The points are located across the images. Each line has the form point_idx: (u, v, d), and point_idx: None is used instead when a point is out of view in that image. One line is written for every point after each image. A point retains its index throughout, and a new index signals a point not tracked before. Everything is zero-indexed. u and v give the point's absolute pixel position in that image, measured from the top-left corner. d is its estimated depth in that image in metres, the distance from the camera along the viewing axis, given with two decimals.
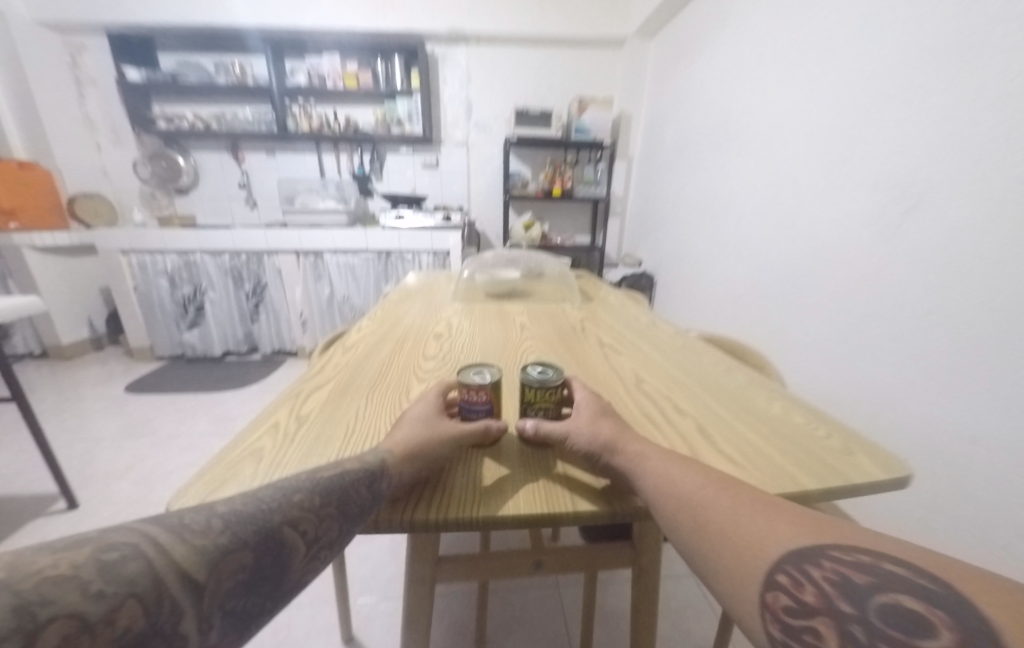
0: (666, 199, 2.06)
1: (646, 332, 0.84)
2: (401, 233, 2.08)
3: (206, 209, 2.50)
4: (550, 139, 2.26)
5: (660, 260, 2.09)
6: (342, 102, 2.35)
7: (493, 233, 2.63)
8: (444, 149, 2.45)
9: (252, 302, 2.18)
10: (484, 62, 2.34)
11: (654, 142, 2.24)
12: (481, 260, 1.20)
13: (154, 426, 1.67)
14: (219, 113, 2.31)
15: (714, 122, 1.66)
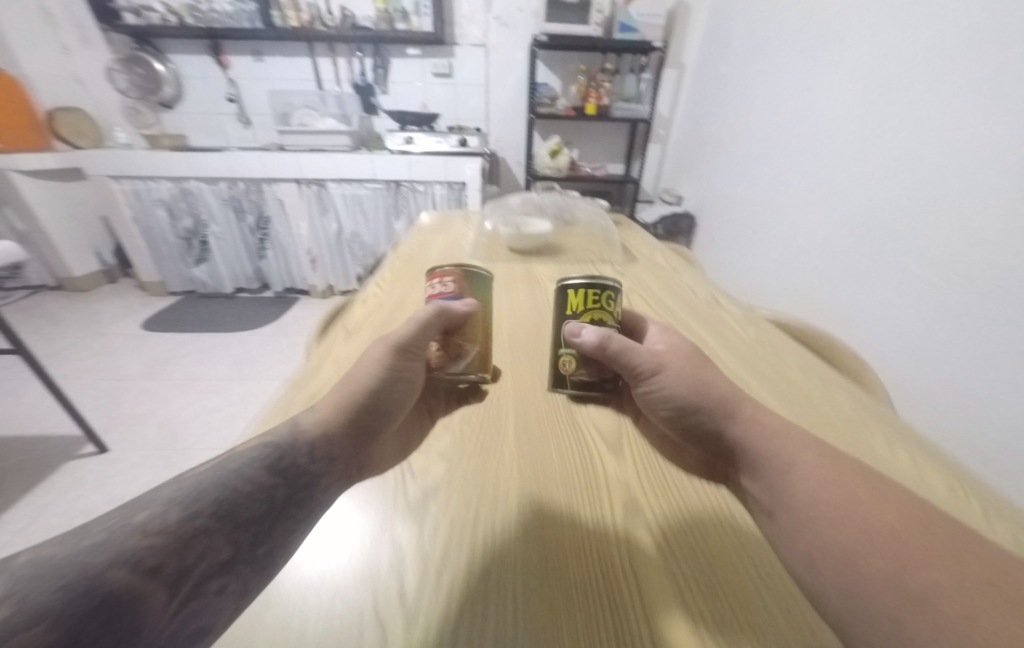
0: (723, 120, 1.72)
1: (705, 310, 0.68)
2: (413, 160, 1.83)
3: (197, 127, 2.25)
4: (586, 39, 1.85)
5: (705, 198, 1.82)
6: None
7: (515, 160, 2.33)
8: (458, 51, 2.05)
9: (257, 237, 2.04)
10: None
11: (717, 41, 1.81)
12: (504, 206, 1.02)
13: (172, 366, 1.66)
14: (191, 3, 1.94)
15: (804, 13, 1.28)
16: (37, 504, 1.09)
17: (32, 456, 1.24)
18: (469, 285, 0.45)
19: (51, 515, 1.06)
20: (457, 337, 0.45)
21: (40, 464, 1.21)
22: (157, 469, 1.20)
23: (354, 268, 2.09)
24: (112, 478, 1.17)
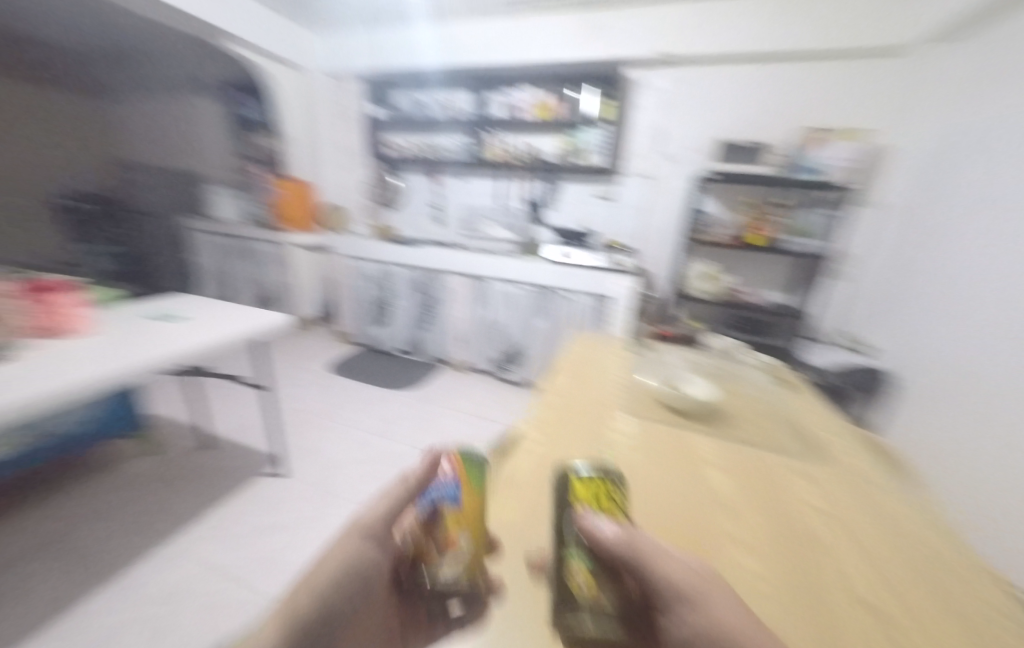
0: (937, 270, 1.48)
1: (926, 544, 0.52)
2: (569, 272, 2.00)
3: (406, 222, 2.93)
4: (762, 175, 1.85)
5: (908, 353, 1.53)
6: (528, 130, 2.34)
7: (663, 276, 2.36)
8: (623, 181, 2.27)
9: (425, 313, 2.45)
10: (689, 86, 2.06)
11: (933, 187, 1.62)
12: (658, 361, 1.04)
13: (341, 409, 1.92)
14: (427, 142, 2.64)
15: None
16: (231, 507, 1.24)
17: (236, 462, 1.43)
18: (465, 467, 0.43)
19: (237, 523, 1.19)
20: (438, 531, 0.42)
21: (240, 471, 1.39)
22: (317, 507, 1.28)
23: (493, 352, 2.31)
24: (286, 503, 1.28)
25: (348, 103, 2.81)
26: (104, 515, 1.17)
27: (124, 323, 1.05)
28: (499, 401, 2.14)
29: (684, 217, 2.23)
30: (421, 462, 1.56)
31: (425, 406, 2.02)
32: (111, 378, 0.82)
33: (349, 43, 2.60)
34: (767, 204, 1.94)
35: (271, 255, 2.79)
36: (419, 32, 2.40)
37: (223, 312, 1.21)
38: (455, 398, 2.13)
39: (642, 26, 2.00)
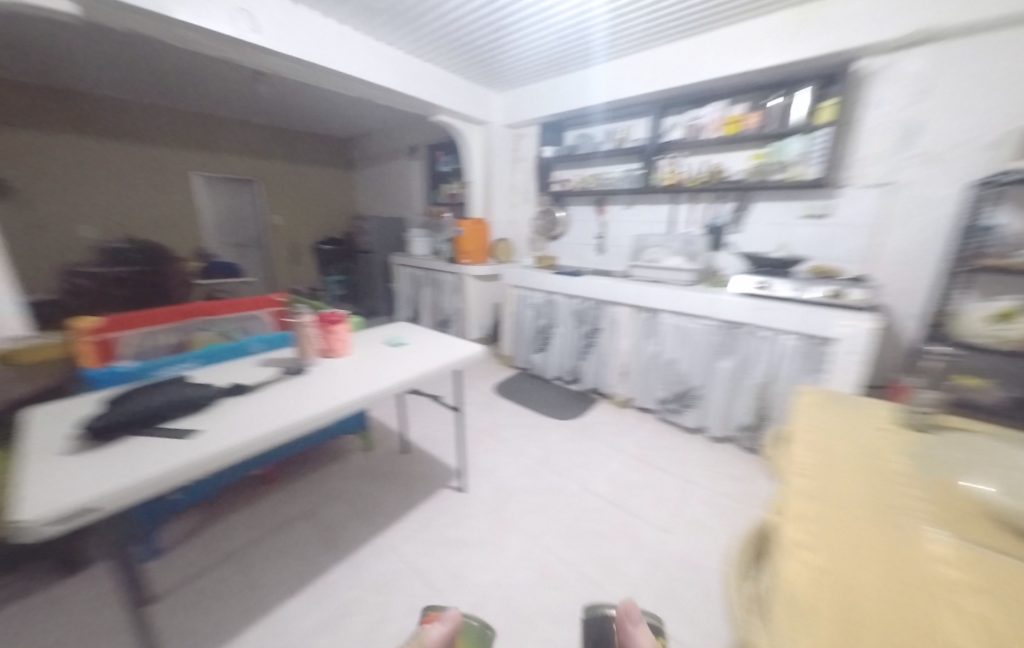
0: None
1: None
2: (765, 306, 1.70)
3: (568, 253, 3.01)
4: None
5: None
6: (726, 147, 2.13)
7: (907, 312, 1.79)
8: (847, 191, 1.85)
9: (586, 343, 2.42)
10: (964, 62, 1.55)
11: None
12: (985, 452, 0.75)
13: (507, 432, 2.02)
14: (597, 174, 2.68)
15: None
16: (423, 514, 1.40)
17: (425, 471, 1.62)
18: None
19: (428, 530, 1.33)
20: None
21: (429, 480, 1.57)
22: (491, 529, 1.35)
23: (661, 391, 2.12)
24: (466, 520, 1.38)
25: (524, 148, 3.10)
26: (339, 499, 1.44)
27: (369, 347, 1.32)
28: (667, 450, 1.92)
29: (952, 235, 1.66)
30: (588, 506, 1.49)
31: (587, 442, 1.95)
32: (370, 395, 1.01)
33: (526, 94, 2.83)
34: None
35: (452, 284, 3.22)
36: (591, 72, 2.44)
37: (432, 343, 1.41)
38: (617, 438, 2.01)
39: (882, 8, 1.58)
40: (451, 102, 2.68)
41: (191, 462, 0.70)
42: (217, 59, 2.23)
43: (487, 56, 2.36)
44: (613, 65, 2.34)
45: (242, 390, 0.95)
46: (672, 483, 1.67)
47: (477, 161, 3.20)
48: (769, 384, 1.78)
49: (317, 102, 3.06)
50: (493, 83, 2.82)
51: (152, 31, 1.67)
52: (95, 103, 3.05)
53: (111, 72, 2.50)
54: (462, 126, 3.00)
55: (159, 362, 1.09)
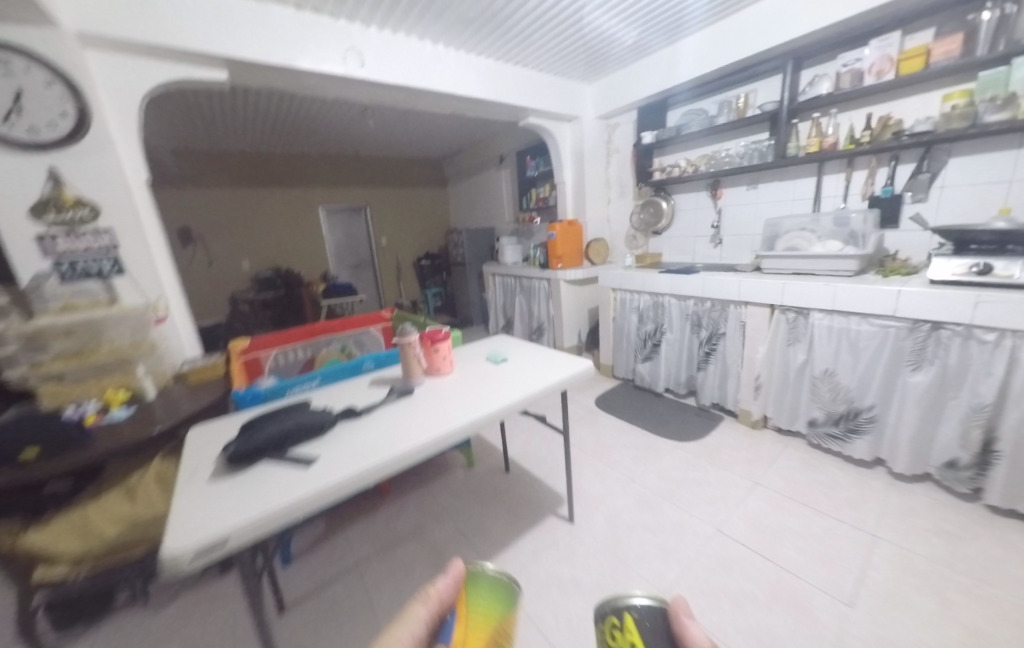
0: None
1: None
2: (984, 298, 1.26)
3: (674, 247, 2.69)
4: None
5: None
6: (920, 91, 1.66)
7: None
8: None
9: (704, 350, 2.10)
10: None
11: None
12: None
13: (615, 452, 1.82)
14: (709, 154, 2.34)
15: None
16: (531, 545, 1.29)
17: (529, 495, 1.51)
18: None
19: (539, 566, 1.21)
20: None
21: (534, 506, 1.45)
22: (610, 572, 1.18)
23: (815, 410, 1.73)
24: (579, 557, 1.23)
25: (619, 138, 2.88)
26: (444, 519, 1.40)
27: (471, 365, 1.26)
28: (827, 487, 1.53)
29: None
30: (729, 556, 1.22)
31: (714, 471, 1.65)
32: (474, 422, 0.93)
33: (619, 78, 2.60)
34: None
35: (545, 290, 3.10)
36: (696, 39, 2.12)
37: (533, 359, 1.30)
38: (754, 466, 1.66)
39: None
40: (541, 102, 2.59)
41: (304, 496, 0.68)
42: (333, 101, 2.47)
43: (580, 45, 2.21)
44: (726, 24, 1.99)
45: (354, 413, 0.94)
46: (842, 532, 1.30)
47: (567, 160, 3.06)
48: (999, 406, 1.30)
49: (415, 126, 3.24)
50: (584, 75, 2.66)
51: (284, 83, 1.89)
52: (248, 156, 3.67)
53: (261, 128, 2.96)
54: (552, 126, 2.88)
55: (288, 384, 1.14)
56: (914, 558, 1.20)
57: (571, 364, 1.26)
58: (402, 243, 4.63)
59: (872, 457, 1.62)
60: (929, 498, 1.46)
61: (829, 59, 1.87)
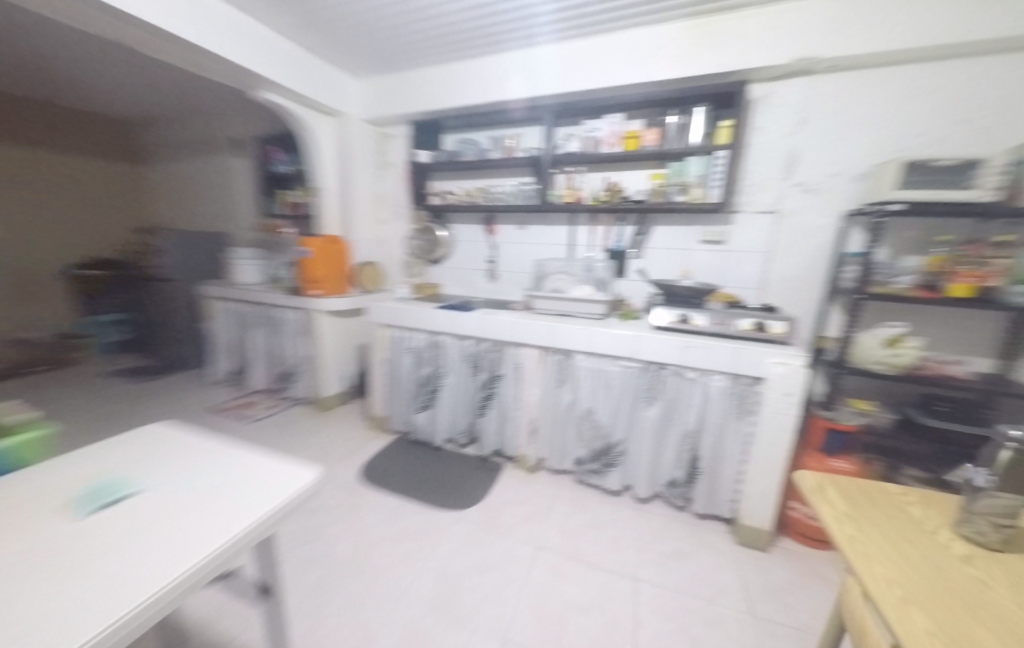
0: None
1: None
2: (690, 343, 1.53)
3: (453, 279, 2.52)
4: (972, 203, 1.47)
5: None
6: (637, 166, 2.07)
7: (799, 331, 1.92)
8: (746, 219, 1.94)
9: (483, 395, 1.94)
10: (843, 101, 1.73)
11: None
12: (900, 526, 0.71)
13: (380, 553, 1.36)
14: (484, 186, 2.29)
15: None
16: None
17: None
18: None
19: None
20: None
21: None
22: None
23: (580, 450, 1.79)
24: None
25: (393, 152, 2.55)
26: None
27: (103, 467, 0.78)
28: (596, 530, 1.55)
29: (832, 261, 1.83)
30: None
31: (499, 545, 1.43)
32: None
33: (393, 83, 2.29)
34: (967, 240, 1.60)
35: (297, 323, 2.38)
36: (473, 66, 2.08)
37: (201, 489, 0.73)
38: (535, 524, 1.54)
39: (775, 32, 1.65)
40: (286, 77, 1.98)
41: None
42: None
43: (340, 20, 1.78)
44: (499, 60, 2.02)
45: None
46: (614, 587, 1.28)
47: (328, 162, 2.49)
48: (699, 431, 1.59)
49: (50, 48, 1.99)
50: (349, 65, 2.23)
51: None
52: None
53: None
54: (305, 113, 2.28)
55: None
56: (668, 594, 1.28)
57: (279, 489, 0.75)
58: (1, 235, 2.77)
59: (623, 486, 1.77)
60: (662, 516, 1.67)
61: (577, 123, 2.10)
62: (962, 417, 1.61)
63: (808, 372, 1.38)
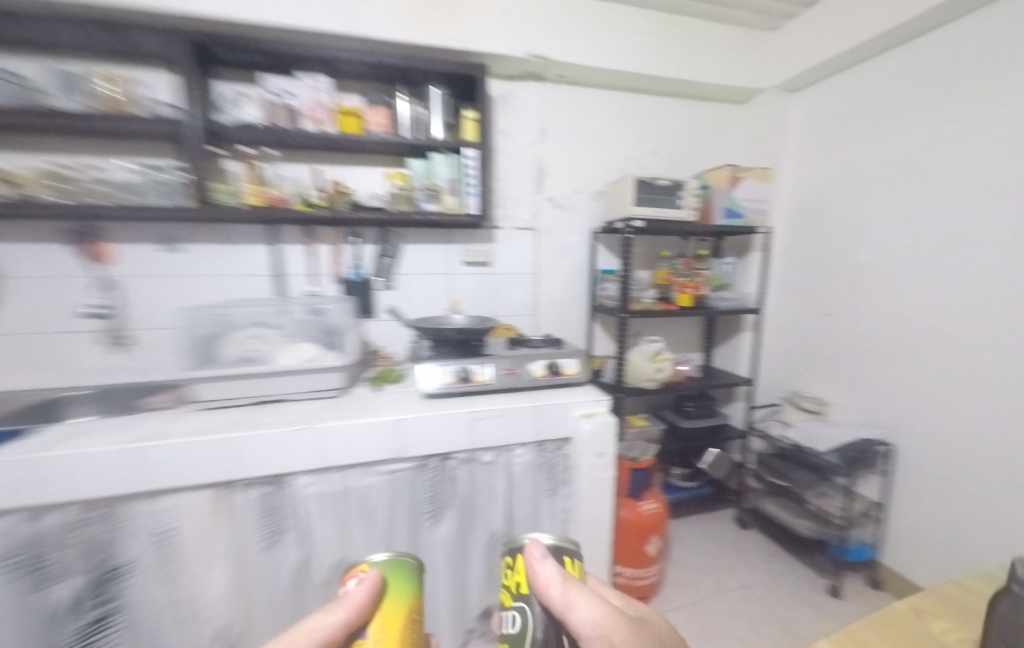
0: (866, 314, 1.59)
1: None
2: (479, 413, 1.04)
3: (11, 356, 1.21)
4: (684, 222, 1.61)
5: (893, 424, 1.51)
6: (365, 163, 1.47)
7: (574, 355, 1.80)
8: (507, 236, 1.65)
9: (82, 625, 0.86)
10: (574, 117, 1.69)
11: (826, 241, 1.73)
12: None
13: None
14: (60, 168, 1.15)
15: (1020, 214, 1.15)
16: None
17: None
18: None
19: None
20: None
21: None
22: None
23: None
24: None
25: None
26: None
27: None
28: None
29: (590, 281, 1.79)
30: None
31: None
32: None
33: None
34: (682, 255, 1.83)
35: None
36: None
37: None
38: None
39: (504, 13, 1.39)
40: None
41: None
42: None
43: None
44: None
45: None
46: None
47: None
48: (509, 532, 1.13)
49: None
50: None
51: None
52: None
53: None
54: None
55: None
56: None
57: None
58: None
59: None
60: None
61: (256, 80, 1.31)
62: (700, 412, 1.83)
63: (613, 421, 1.14)
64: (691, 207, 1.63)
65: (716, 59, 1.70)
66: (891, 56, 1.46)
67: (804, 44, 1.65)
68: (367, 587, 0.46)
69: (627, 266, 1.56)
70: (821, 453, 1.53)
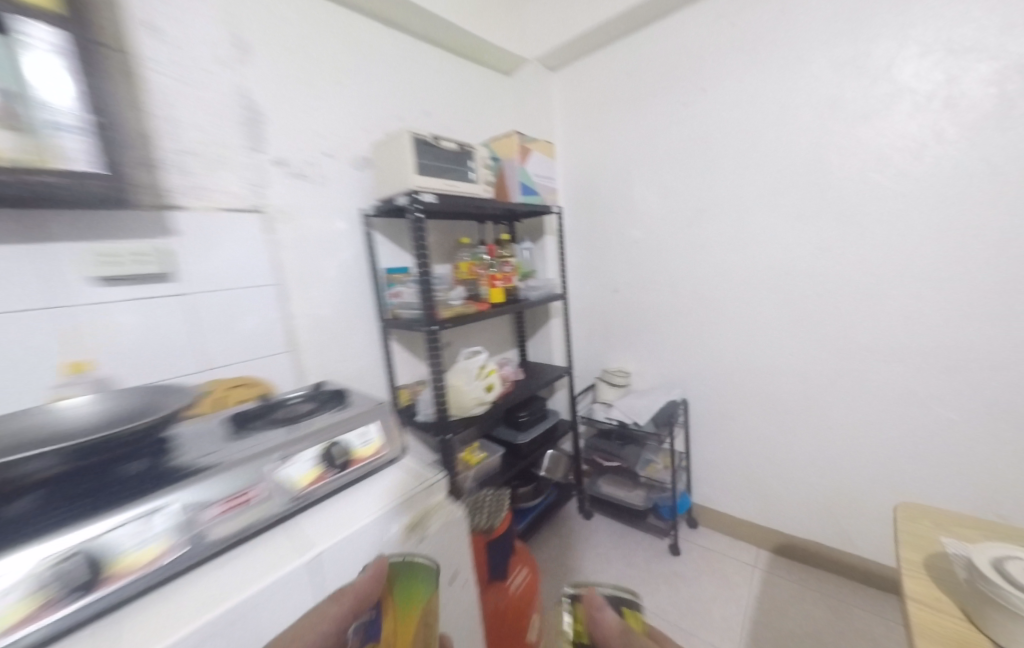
0: (646, 287, 1.69)
1: None
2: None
3: None
4: (480, 198, 1.27)
5: (683, 382, 1.66)
6: None
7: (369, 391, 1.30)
8: (208, 224, 0.96)
9: None
10: (306, 45, 1.12)
11: (604, 220, 1.76)
12: None
13: None
14: None
15: (742, 189, 1.39)
16: None
17: None
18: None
19: None
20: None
21: None
22: None
23: None
24: None
25: None
26: None
27: None
28: None
29: (374, 287, 1.31)
30: None
31: None
32: None
33: None
34: (482, 242, 1.51)
35: None
36: None
37: None
38: None
39: None
40: None
41: None
42: None
43: None
44: None
45: None
46: None
47: None
48: None
49: None
50: None
51: None
52: None
53: None
54: None
55: None
56: None
57: None
58: None
59: None
60: None
61: None
62: (529, 417, 1.59)
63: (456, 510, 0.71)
64: (484, 180, 1.31)
65: (478, 8, 1.43)
66: (633, 41, 1.55)
67: (557, 16, 1.57)
68: (378, 570, 0.57)
69: (427, 258, 1.11)
70: (641, 424, 1.54)
